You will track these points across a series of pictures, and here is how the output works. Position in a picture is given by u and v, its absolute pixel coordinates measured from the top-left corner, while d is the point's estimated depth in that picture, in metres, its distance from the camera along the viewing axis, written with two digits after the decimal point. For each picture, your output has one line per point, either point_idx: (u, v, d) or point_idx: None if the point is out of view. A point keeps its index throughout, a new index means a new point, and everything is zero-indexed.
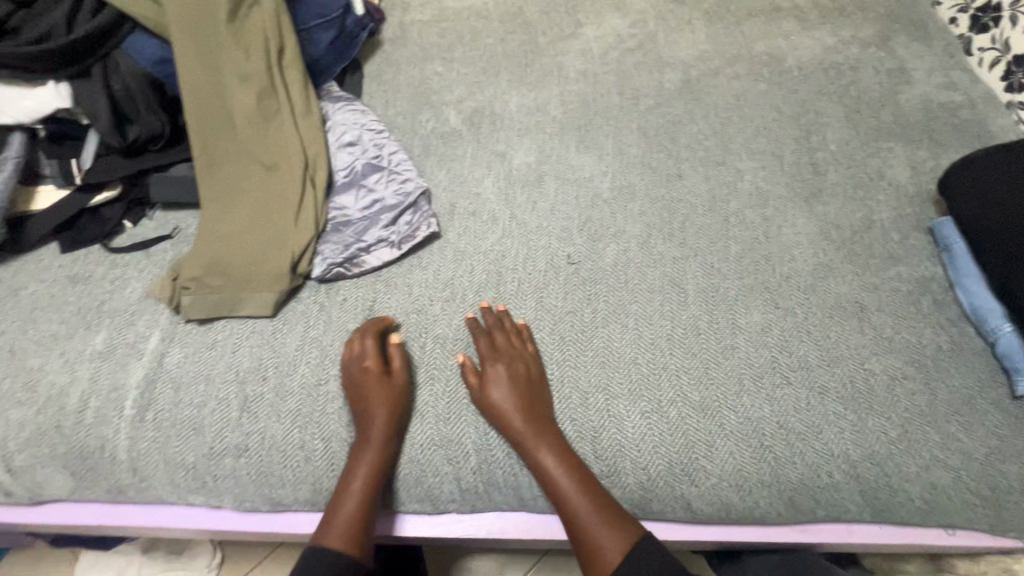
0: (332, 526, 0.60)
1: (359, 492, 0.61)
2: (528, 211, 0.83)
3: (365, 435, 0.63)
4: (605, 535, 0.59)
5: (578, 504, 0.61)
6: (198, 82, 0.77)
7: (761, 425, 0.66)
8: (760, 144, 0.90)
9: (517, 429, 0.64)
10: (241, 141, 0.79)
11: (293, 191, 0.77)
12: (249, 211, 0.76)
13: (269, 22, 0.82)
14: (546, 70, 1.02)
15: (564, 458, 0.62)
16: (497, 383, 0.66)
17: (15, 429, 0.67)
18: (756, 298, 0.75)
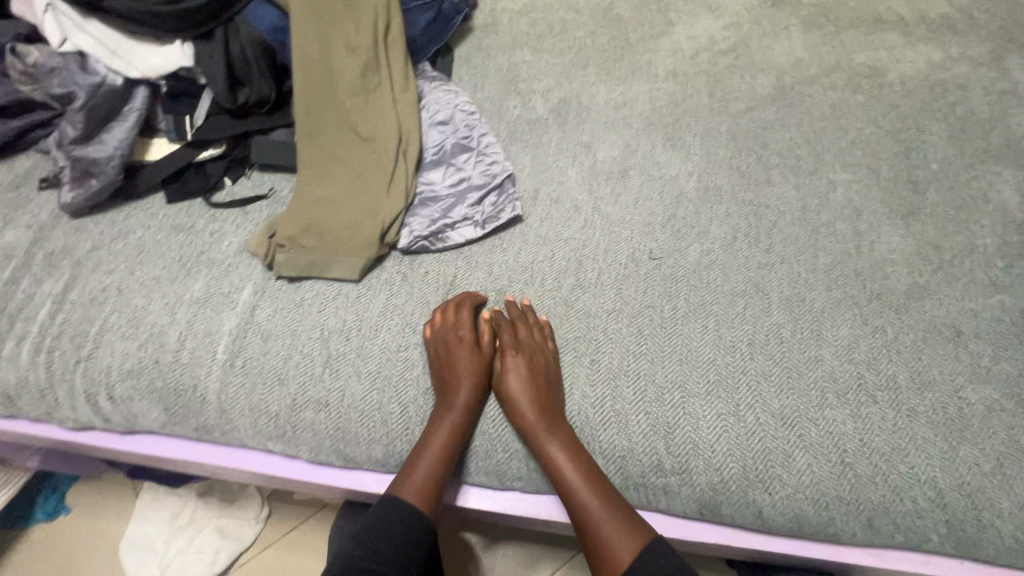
0: (408, 482, 0.64)
1: (433, 456, 0.64)
2: (611, 204, 0.83)
3: (450, 401, 0.66)
4: (616, 534, 0.61)
5: (589, 503, 0.62)
6: (310, 53, 0.81)
7: (843, 441, 0.64)
8: (855, 157, 0.87)
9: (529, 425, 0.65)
10: (342, 111, 0.82)
11: (386, 163, 0.79)
12: (343, 179, 0.79)
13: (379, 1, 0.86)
14: (635, 66, 1.01)
15: (573, 460, 0.63)
16: (515, 378, 0.68)
17: (118, 359, 0.72)
18: (844, 312, 0.72)
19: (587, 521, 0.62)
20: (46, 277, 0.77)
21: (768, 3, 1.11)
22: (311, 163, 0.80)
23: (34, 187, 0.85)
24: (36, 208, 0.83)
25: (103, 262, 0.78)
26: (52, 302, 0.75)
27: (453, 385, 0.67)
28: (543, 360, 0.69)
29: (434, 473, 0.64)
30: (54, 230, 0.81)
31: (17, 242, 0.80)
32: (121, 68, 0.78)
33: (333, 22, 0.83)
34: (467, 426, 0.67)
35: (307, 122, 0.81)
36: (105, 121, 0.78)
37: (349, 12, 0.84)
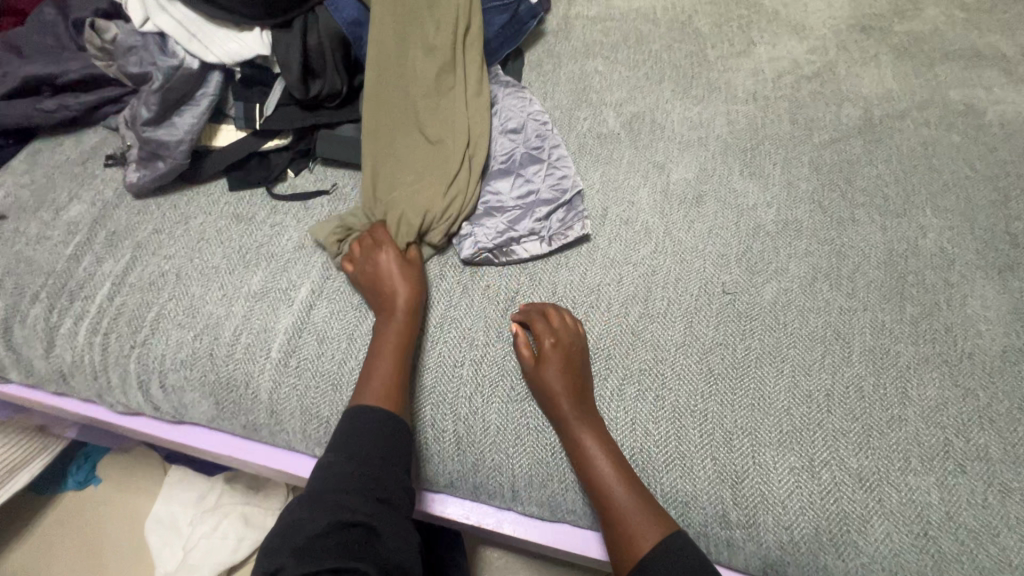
0: (367, 385, 0.63)
1: (387, 358, 0.64)
2: (684, 230, 0.79)
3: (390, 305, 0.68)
4: (638, 521, 0.58)
5: (615, 490, 0.59)
6: (387, 52, 0.80)
7: (927, 511, 0.59)
8: (948, 202, 0.82)
9: (560, 407, 0.63)
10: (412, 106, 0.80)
11: (452, 167, 0.77)
12: (408, 180, 0.77)
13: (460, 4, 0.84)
14: (713, 85, 0.97)
15: (602, 443, 0.61)
16: (551, 360, 0.65)
17: (173, 348, 0.71)
18: (931, 369, 0.68)
19: (612, 508, 0.59)
20: (107, 257, 0.77)
21: (857, 28, 1.05)
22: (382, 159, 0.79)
23: (101, 164, 0.85)
24: (102, 185, 0.83)
25: (163, 246, 0.77)
26: (112, 283, 0.74)
27: (387, 287, 0.69)
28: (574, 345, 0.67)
29: (395, 381, 0.64)
30: (118, 210, 0.81)
31: (81, 218, 0.80)
32: (198, 52, 0.76)
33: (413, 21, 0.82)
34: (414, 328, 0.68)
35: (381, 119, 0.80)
36: (177, 105, 0.77)
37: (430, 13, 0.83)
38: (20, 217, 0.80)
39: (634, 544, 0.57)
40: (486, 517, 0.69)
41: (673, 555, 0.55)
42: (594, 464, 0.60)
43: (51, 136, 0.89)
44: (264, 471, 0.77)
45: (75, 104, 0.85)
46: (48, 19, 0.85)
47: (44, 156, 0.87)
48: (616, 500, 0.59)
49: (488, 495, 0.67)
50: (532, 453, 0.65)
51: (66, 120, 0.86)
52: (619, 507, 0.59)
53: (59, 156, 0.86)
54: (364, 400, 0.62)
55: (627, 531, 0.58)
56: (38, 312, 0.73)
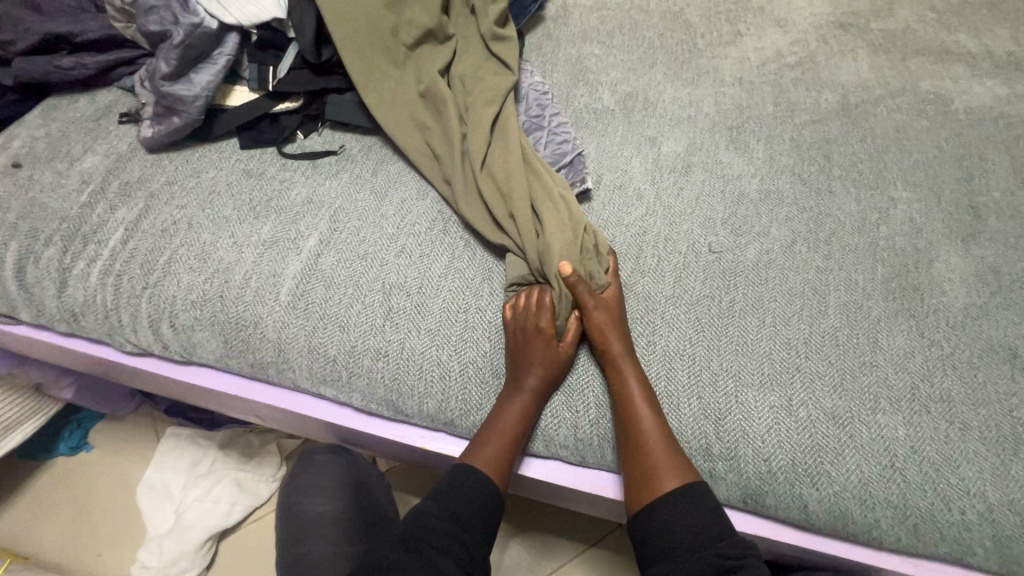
0: (478, 453, 0.65)
1: (506, 432, 0.65)
2: (673, 196, 0.84)
3: (516, 386, 0.66)
4: (665, 464, 0.62)
5: (651, 435, 0.63)
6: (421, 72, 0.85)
7: (893, 446, 0.64)
8: (917, 177, 0.88)
9: (616, 355, 0.67)
10: (499, 148, 0.79)
11: (519, 176, 0.76)
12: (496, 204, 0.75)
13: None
14: (702, 70, 1.03)
15: (645, 392, 0.65)
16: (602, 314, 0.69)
17: (184, 290, 0.74)
18: (900, 323, 0.73)
19: (641, 453, 0.63)
20: (120, 205, 0.79)
21: (837, 24, 1.12)
22: (444, 162, 0.80)
23: (115, 121, 0.88)
24: (115, 140, 0.86)
25: (175, 196, 0.80)
26: (124, 228, 0.77)
27: (523, 368, 0.67)
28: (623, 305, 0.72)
29: (505, 456, 0.65)
30: (131, 162, 0.83)
31: (94, 168, 0.82)
32: (217, 13, 0.80)
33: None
34: (536, 409, 0.67)
35: (420, 105, 0.84)
36: (195, 63, 0.81)
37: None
38: (35, 166, 0.83)
39: (656, 484, 0.62)
40: None
41: (689, 503, 0.60)
42: (635, 405, 0.64)
43: (65, 93, 0.92)
44: (266, 413, 0.80)
45: (91, 62, 0.87)
46: None
47: (59, 112, 0.89)
48: (651, 448, 0.62)
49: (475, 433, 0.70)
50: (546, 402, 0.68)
51: (82, 78, 0.88)
52: (648, 445, 0.62)
53: (73, 112, 0.89)
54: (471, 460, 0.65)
55: (652, 470, 0.62)
56: (52, 254, 0.76)
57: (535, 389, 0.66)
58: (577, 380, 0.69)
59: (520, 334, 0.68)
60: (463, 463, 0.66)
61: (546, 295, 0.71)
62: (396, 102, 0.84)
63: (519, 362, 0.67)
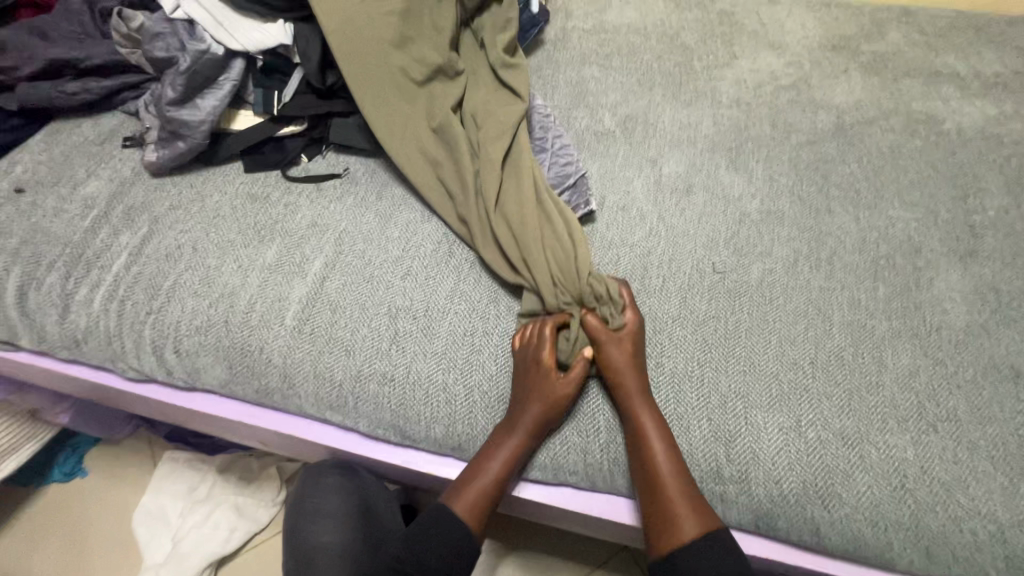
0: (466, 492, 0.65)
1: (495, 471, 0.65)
2: (676, 216, 0.85)
3: (511, 426, 0.66)
4: (685, 510, 0.61)
5: (671, 481, 0.62)
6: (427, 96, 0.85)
7: (903, 466, 0.64)
8: (913, 197, 0.89)
9: (632, 397, 0.66)
10: (510, 184, 0.79)
11: (535, 219, 0.76)
12: (512, 246, 0.75)
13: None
14: (700, 91, 1.05)
15: (665, 435, 0.64)
16: (618, 353, 0.68)
17: (188, 315, 0.73)
18: (903, 342, 0.73)
19: (662, 499, 0.61)
20: (124, 230, 0.79)
21: (829, 47, 1.15)
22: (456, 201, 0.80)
23: (118, 145, 0.88)
24: (119, 164, 0.86)
25: (179, 221, 0.80)
26: (128, 253, 0.77)
27: (521, 404, 0.66)
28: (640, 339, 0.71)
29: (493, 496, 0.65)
30: (135, 187, 0.83)
31: (98, 193, 0.82)
32: (224, 40, 0.81)
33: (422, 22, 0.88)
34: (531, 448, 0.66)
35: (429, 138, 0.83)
36: (200, 88, 0.81)
37: (436, 9, 0.89)
38: (38, 191, 0.82)
39: (676, 531, 0.60)
40: None
41: (710, 549, 0.59)
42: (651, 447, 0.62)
43: (68, 118, 0.92)
44: (270, 440, 0.79)
45: (96, 88, 0.88)
46: (74, 8, 0.89)
47: (62, 136, 0.89)
48: (671, 495, 0.61)
49: None
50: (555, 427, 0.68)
51: (86, 103, 0.89)
52: (668, 490, 0.61)
53: (76, 136, 0.89)
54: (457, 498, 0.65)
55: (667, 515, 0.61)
56: (54, 280, 0.75)
57: (538, 425, 0.65)
58: (587, 405, 0.69)
59: (521, 372, 0.68)
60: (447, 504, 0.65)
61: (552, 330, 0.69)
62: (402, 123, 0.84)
63: (518, 400, 0.67)
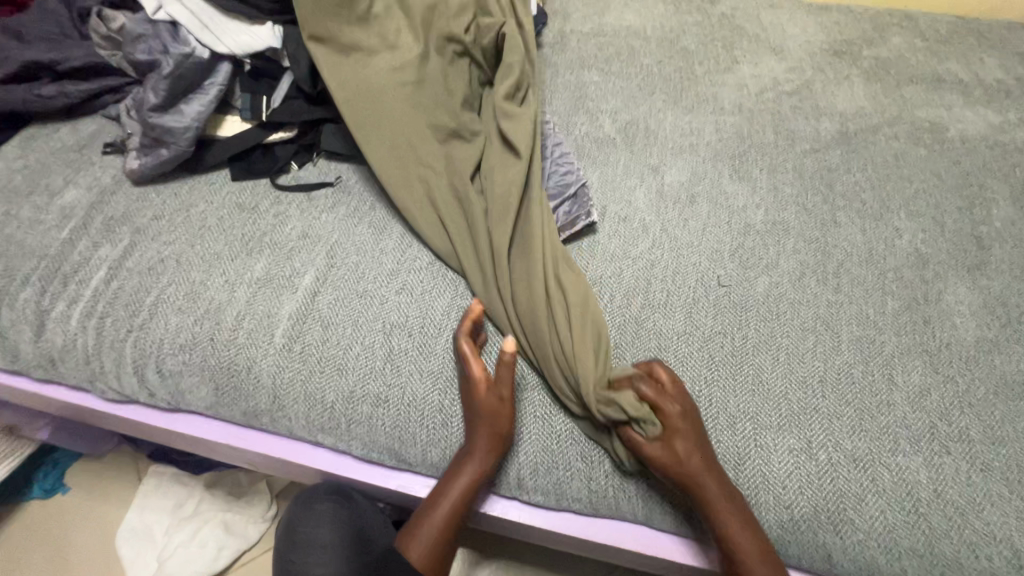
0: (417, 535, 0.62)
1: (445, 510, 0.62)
2: (679, 227, 0.83)
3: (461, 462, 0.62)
4: None
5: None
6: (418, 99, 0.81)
7: (916, 490, 0.62)
8: (919, 207, 0.88)
9: (705, 495, 0.58)
10: (518, 273, 0.71)
11: (545, 287, 0.69)
12: (524, 320, 0.69)
13: (481, 48, 0.85)
14: (701, 97, 1.03)
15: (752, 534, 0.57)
16: (679, 447, 0.59)
17: (171, 333, 0.70)
18: (913, 358, 0.71)
19: None
20: (104, 241, 0.75)
21: (830, 52, 1.13)
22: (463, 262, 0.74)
23: (98, 151, 0.84)
24: (99, 171, 0.82)
25: (163, 232, 0.76)
26: (108, 267, 0.73)
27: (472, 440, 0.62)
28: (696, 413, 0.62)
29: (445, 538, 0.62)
30: (116, 196, 0.80)
31: (76, 203, 0.78)
32: (210, 42, 0.78)
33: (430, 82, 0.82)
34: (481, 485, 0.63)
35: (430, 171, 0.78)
36: (185, 93, 0.78)
37: (449, 71, 0.84)
38: (12, 200, 0.78)
39: None
40: (492, 506, 0.68)
41: None
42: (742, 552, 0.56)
43: (46, 123, 0.88)
44: (260, 462, 0.76)
45: (74, 91, 0.84)
46: (52, 8, 0.85)
47: (39, 142, 0.85)
48: None
49: (492, 485, 0.67)
50: (558, 453, 0.65)
51: (64, 106, 0.85)
52: None
53: (53, 142, 0.85)
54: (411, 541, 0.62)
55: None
56: (29, 295, 0.71)
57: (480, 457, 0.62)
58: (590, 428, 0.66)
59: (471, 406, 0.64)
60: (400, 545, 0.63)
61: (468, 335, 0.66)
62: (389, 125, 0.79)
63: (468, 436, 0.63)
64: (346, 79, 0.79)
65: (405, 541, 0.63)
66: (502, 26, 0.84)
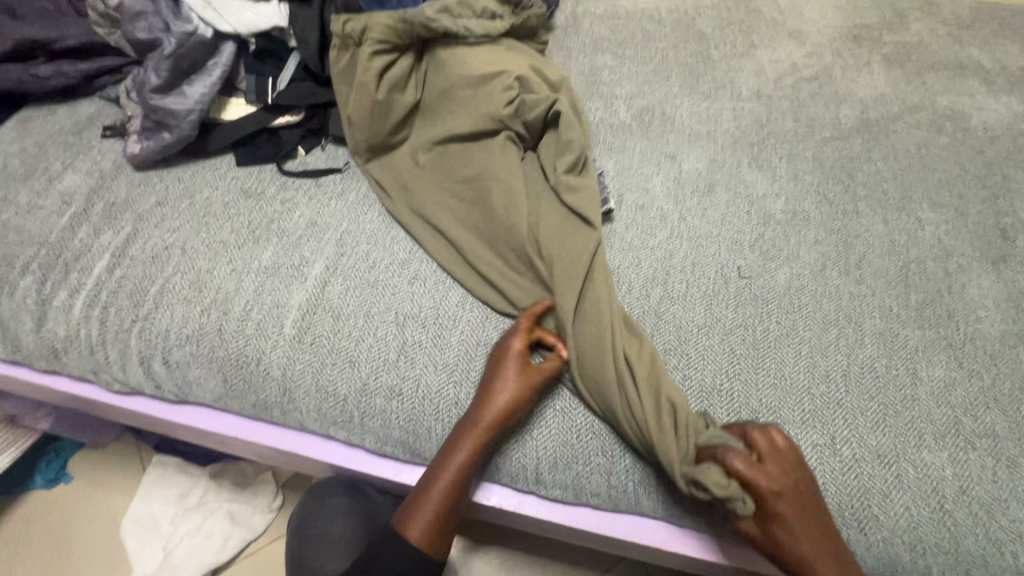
0: (415, 521, 0.61)
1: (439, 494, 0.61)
2: (698, 217, 0.81)
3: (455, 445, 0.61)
4: None
5: None
6: (436, 94, 0.80)
7: (941, 486, 0.61)
8: (942, 198, 0.86)
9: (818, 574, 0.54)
10: (587, 368, 0.64)
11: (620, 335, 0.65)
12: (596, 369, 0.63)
13: (524, 123, 0.76)
14: (718, 83, 1.00)
15: None
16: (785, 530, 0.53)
17: (177, 323, 0.68)
18: (937, 352, 0.70)
19: None
20: (106, 228, 0.73)
21: (850, 38, 1.10)
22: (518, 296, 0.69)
23: (97, 134, 0.81)
24: (98, 155, 0.79)
25: (166, 219, 0.74)
26: (111, 255, 0.71)
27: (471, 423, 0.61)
28: (802, 474, 0.55)
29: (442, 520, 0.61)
30: (116, 181, 0.77)
31: (76, 188, 0.76)
32: (212, 20, 0.74)
33: (484, 160, 0.75)
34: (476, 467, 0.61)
35: (462, 188, 0.75)
36: (187, 74, 0.75)
37: (462, 51, 0.79)
38: (9, 185, 0.75)
39: None
40: (507, 499, 0.67)
41: None
42: None
43: (42, 104, 0.85)
44: (269, 454, 0.74)
45: (72, 71, 0.81)
46: None
47: (35, 124, 0.82)
48: None
49: (509, 479, 0.66)
50: (576, 449, 0.63)
51: (60, 87, 0.82)
52: None
53: (50, 125, 0.82)
54: (409, 529, 0.61)
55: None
56: (29, 284, 0.69)
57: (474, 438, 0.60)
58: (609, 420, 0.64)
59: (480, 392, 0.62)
60: (397, 528, 0.62)
61: (530, 319, 0.65)
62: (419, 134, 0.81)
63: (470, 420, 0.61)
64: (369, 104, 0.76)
65: (404, 518, 0.62)
66: (553, 100, 0.75)
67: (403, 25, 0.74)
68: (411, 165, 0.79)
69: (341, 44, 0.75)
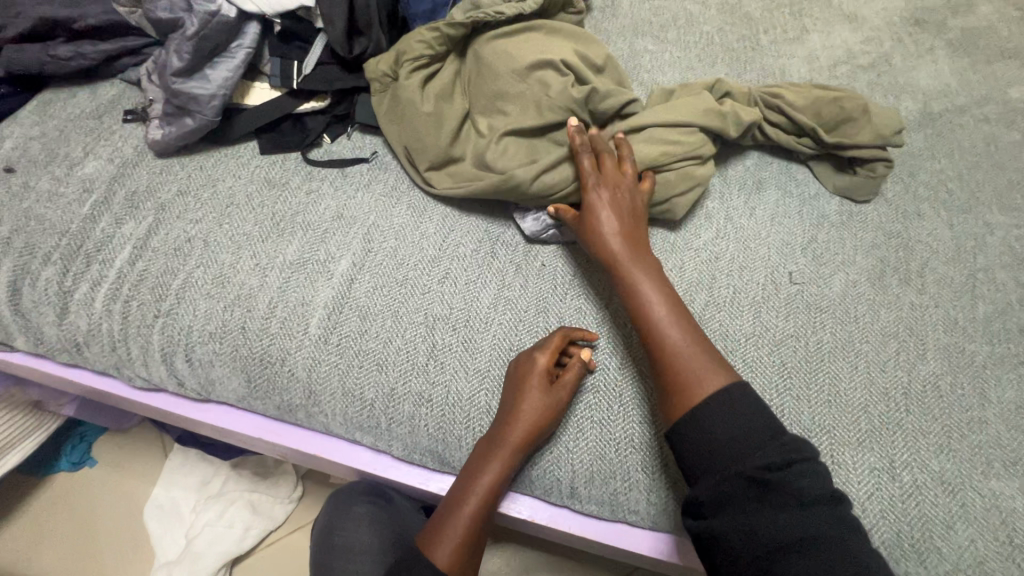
0: (440, 541, 0.58)
1: (466, 511, 0.58)
2: (746, 217, 0.76)
3: (483, 458, 0.59)
4: (697, 369, 0.56)
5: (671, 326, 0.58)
6: (481, 89, 0.74)
7: (1012, 518, 0.56)
8: (1014, 199, 0.78)
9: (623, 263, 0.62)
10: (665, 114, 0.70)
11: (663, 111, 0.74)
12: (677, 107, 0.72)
13: (592, 111, 0.70)
14: (766, 71, 0.93)
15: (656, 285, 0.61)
16: (602, 208, 0.64)
17: (200, 319, 0.65)
18: (1008, 370, 0.64)
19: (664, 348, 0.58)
20: (127, 218, 0.70)
21: (911, 21, 1.01)
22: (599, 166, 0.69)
23: (119, 118, 0.78)
24: (120, 141, 0.76)
25: (188, 209, 0.71)
26: (133, 246, 0.68)
27: (500, 438, 0.58)
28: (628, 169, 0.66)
29: (468, 539, 0.59)
30: (139, 168, 0.74)
31: (97, 174, 0.73)
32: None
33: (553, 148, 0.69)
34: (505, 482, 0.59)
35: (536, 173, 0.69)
36: (210, 56, 0.72)
37: (502, 45, 0.74)
38: (30, 171, 0.73)
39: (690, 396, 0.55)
40: (539, 512, 0.65)
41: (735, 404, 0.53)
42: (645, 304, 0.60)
43: (63, 87, 0.82)
44: (293, 455, 0.73)
45: (92, 52, 0.78)
46: None
47: (57, 107, 0.79)
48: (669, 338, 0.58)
49: (542, 491, 0.63)
50: (616, 463, 0.60)
51: (81, 69, 0.79)
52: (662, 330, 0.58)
53: (71, 108, 0.79)
54: (433, 548, 0.58)
55: (681, 376, 0.56)
56: (51, 275, 0.67)
57: (506, 457, 0.58)
58: (650, 436, 0.60)
59: (503, 399, 0.60)
60: (421, 546, 0.59)
61: (562, 338, 0.62)
62: (469, 138, 0.74)
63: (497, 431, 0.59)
64: (404, 115, 0.74)
65: (429, 542, 0.59)
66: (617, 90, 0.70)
67: (435, 33, 0.73)
68: (476, 173, 0.71)
69: (381, 85, 0.76)
